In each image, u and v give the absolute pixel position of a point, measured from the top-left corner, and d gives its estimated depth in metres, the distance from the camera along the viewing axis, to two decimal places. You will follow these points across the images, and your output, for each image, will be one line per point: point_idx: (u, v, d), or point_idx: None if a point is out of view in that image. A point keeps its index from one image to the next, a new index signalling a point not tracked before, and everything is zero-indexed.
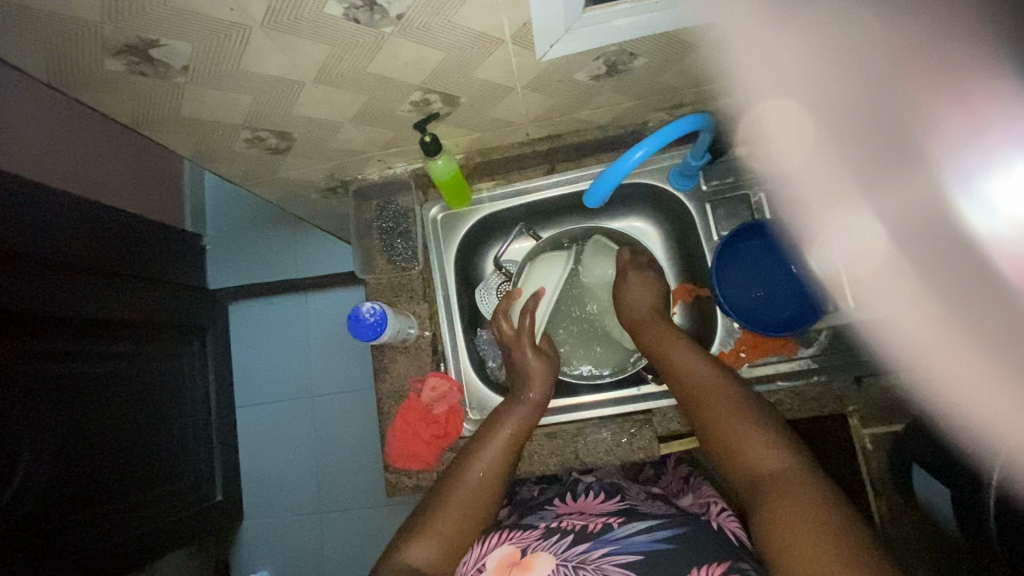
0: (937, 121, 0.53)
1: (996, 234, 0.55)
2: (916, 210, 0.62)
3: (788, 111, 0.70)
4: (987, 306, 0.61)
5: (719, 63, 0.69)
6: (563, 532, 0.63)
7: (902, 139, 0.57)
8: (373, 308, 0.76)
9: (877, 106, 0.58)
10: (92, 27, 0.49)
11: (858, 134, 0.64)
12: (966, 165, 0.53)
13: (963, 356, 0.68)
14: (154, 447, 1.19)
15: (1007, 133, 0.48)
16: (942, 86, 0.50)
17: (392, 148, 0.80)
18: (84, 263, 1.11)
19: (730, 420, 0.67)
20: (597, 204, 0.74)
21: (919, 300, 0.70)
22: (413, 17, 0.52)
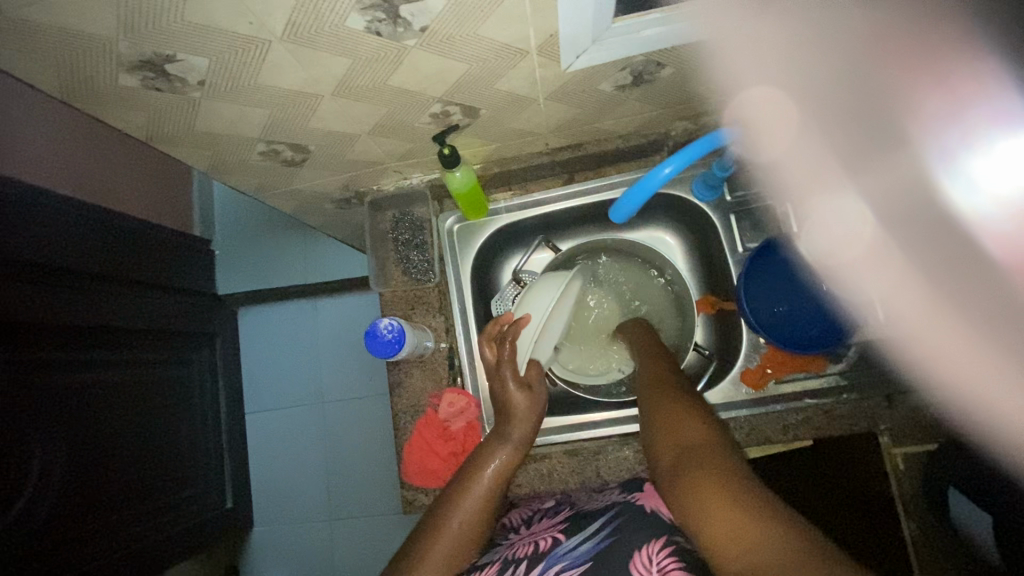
0: (917, 105, 0.58)
1: (982, 215, 0.59)
2: (902, 191, 0.66)
3: (774, 100, 0.65)
4: (969, 286, 0.63)
5: (718, 78, 0.65)
6: (515, 561, 0.59)
7: (886, 124, 0.62)
8: (390, 324, 0.71)
9: (862, 93, 0.61)
10: (105, 43, 0.46)
11: (843, 120, 0.65)
12: (949, 145, 0.58)
13: (945, 333, 0.68)
14: (151, 444, 1.29)
15: (996, 111, 0.53)
16: (920, 70, 0.55)
17: (408, 160, 0.77)
18: (86, 273, 1.19)
19: (671, 418, 0.62)
20: (621, 221, 0.69)
21: (906, 289, 0.70)
22: (437, 29, 0.49)
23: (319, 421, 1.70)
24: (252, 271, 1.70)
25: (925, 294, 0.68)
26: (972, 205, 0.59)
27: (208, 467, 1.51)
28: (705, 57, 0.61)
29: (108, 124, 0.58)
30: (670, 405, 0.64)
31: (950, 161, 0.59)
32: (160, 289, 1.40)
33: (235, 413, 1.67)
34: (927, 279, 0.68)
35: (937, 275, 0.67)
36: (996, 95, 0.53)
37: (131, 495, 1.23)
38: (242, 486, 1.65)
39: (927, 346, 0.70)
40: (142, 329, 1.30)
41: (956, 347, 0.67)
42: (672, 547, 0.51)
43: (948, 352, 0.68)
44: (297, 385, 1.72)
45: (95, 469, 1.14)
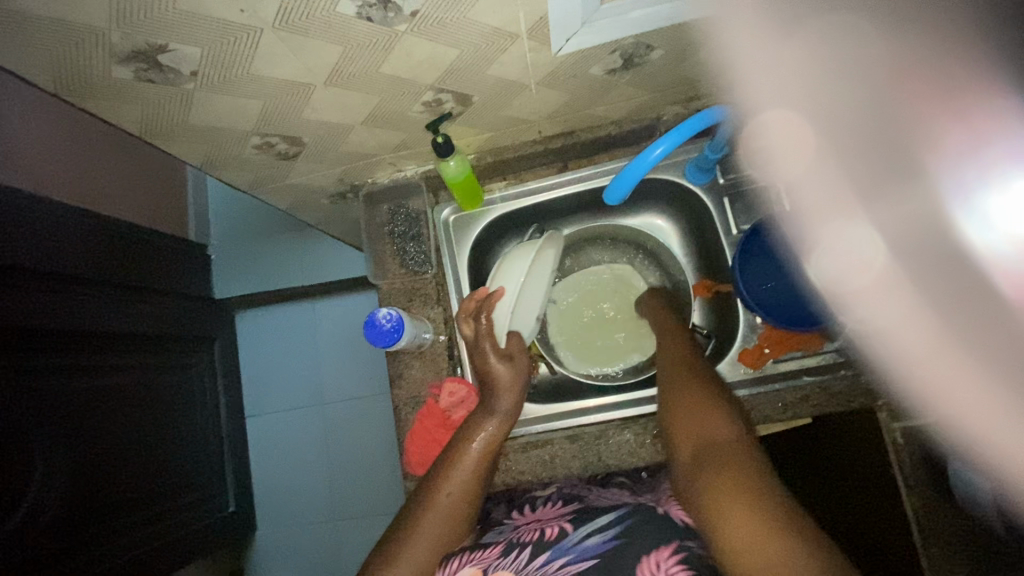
0: (938, 138, 0.59)
1: (994, 252, 0.60)
2: (915, 223, 0.65)
3: (790, 122, 0.68)
4: (980, 323, 0.63)
5: (723, 59, 0.65)
6: (519, 547, 0.58)
7: (907, 156, 0.63)
8: (389, 313, 0.72)
9: (883, 122, 0.62)
10: (99, 34, 0.46)
11: (863, 149, 0.66)
12: (967, 182, 0.59)
13: (957, 369, 0.66)
14: (151, 448, 1.28)
15: (1011, 149, 0.55)
16: (946, 103, 0.57)
17: (403, 151, 0.78)
18: (82, 278, 1.19)
19: (682, 408, 0.63)
20: (616, 200, 0.68)
21: (914, 322, 0.68)
22: (428, 14, 0.50)
23: (320, 422, 1.70)
24: (249, 272, 1.70)
25: (935, 327, 0.67)
26: (983, 240, 0.61)
27: (210, 470, 1.50)
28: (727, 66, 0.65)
29: (101, 119, 0.58)
30: (684, 395, 0.65)
31: (967, 199, 0.60)
32: (158, 293, 1.41)
33: (236, 417, 1.66)
34: (937, 311, 0.66)
35: (946, 307, 0.66)
36: (1009, 132, 0.55)
37: (136, 499, 1.23)
38: (245, 490, 1.65)
39: (931, 377, 0.69)
40: (140, 334, 1.30)
41: (970, 387, 0.66)
42: (683, 554, 0.50)
43: (962, 389, 0.67)
44: (297, 387, 1.72)
45: (98, 473, 1.14)
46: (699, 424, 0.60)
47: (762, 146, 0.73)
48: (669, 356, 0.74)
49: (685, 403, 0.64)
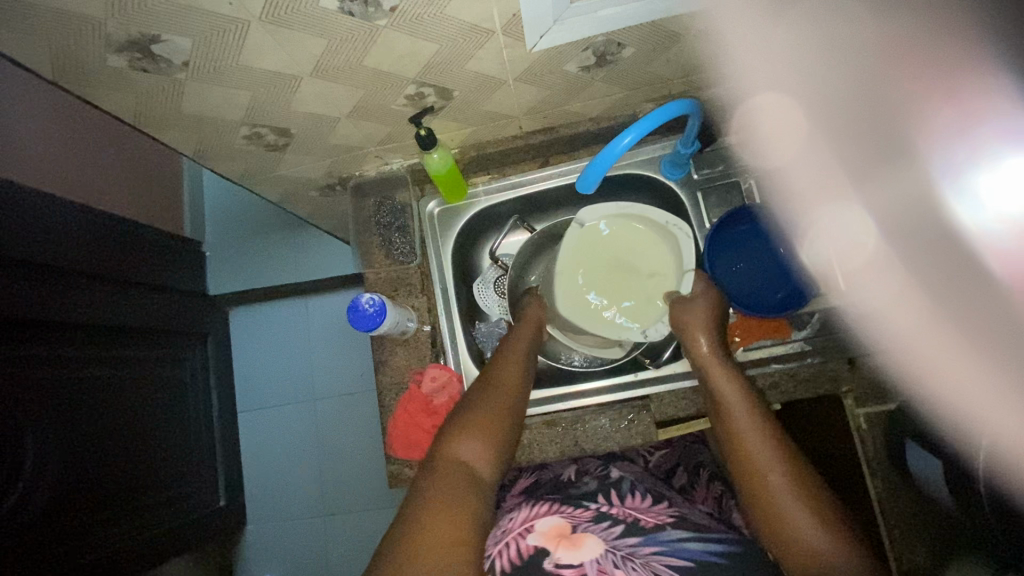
0: (927, 118, 0.46)
1: (986, 234, 0.45)
2: (905, 207, 0.55)
3: (780, 103, 0.72)
4: (974, 316, 0.51)
5: (708, 49, 0.70)
6: (613, 521, 0.63)
7: (893, 132, 0.51)
8: (372, 298, 0.74)
9: (872, 100, 0.52)
10: (94, 23, 0.49)
11: (851, 128, 0.59)
12: (956, 160, 0.45)
13: (965, 369, 0.56)
14: (141, 441, 1.30)
15: (1001, 125, 0.41)
16: (931, 81, 0.45)
17: (388, 144, 0.81)
18: (78, 271, 1.22)
19: (781, 507, 0.61)
20: (588, 190, 0.71)
21: (914, 306, 0.61)
22: (406, 9, 0.53)
23: (310, 419, 1.71)
24: (243, 269, 1.73)
25: (927, 311, 0.59)
26: (974, 222, 0.46)
27: (201, 464, 1.52)
28: (719, 49, 0.69)
29: (96, 107, 0.61)
30: (783, 500, 0.61)
31: (955, 175, 0.46)
32: (153, 288, 1.43)
33: (227, 412, 1.68)
34: (933, 298, 0.57)
35: (945, 297, 0.55)
36: (1000, 106, 0.40)
37: (125, 490, 1.24)
38: (235, 484, 1.66)
39: (942, 366, 0.62)
40: (133, 328, 1.32)
41: (986, 397, 0.55)
42: None
43: (974, 394, 0.56)
44: (289, 382, 1.74)
45: (89, 462, 1.16)
46: (802, 531, 0.59)
47: (765, 126, 0.77)
48: (754, 439, 0.66)
49: (784, 498, 0.61)
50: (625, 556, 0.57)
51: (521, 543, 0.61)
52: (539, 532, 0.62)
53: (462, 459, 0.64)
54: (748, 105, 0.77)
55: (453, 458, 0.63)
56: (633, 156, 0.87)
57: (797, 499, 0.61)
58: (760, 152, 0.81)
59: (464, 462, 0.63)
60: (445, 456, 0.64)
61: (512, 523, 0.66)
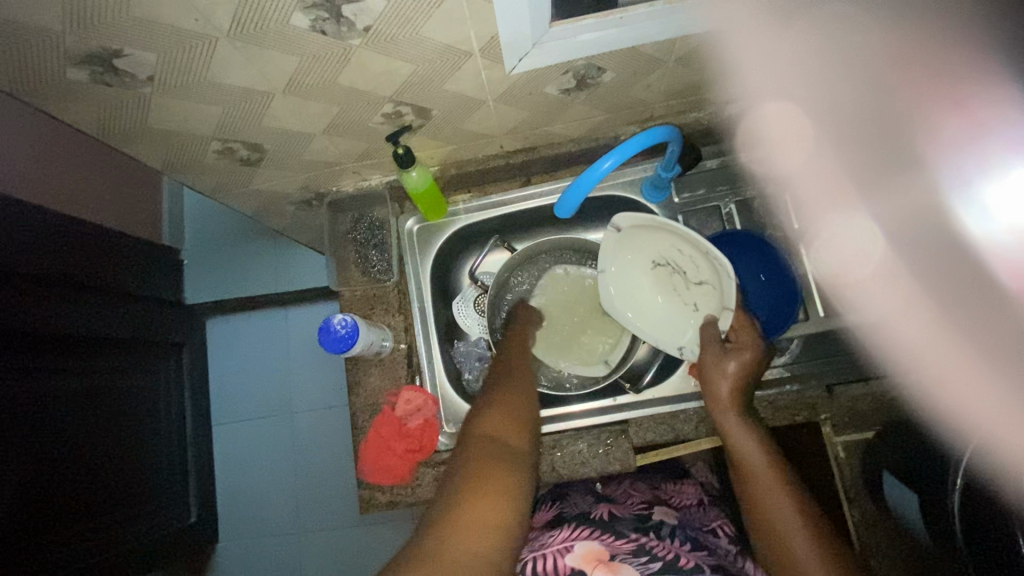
0: (936, 123, 0.51)
1: (995, 243, 0.51)
2: (915, 216, 0.59)
3: (786, 112, 0.73)
4: (981, 314, 0.56)
5: (692, 71, 0.70)
6: (651, 556, 0.63)
7: (899, 144, 0.56)
8: (344, 319, 0.73)
9: (879, 111, 0.56)
10: (52, 36, 0.47)
11: (862, 140, 0.62)
12: (965, 172, 0.50)
13: (964, 372, 0.62)
14: (108, 454, 1.26)
15: (1011, 137, 0.45)
16: (941, 91, 0.49)
17: (366, 160, 0.79)
18: (48, 279, 1.18)
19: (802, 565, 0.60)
20: (567, 215, 0.71)
21: (918, 314, 0.66)
22: (380, 30, 0.52)
23: (287, 434, 1.67)
24: (222, 277, 1.69)
25: (933, 320, 0.64)
26: (982, 232, 0.51)
27: (173, 479, 1.47)
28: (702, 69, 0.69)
29: (59, 119, 0.59)
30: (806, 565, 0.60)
31: (964, 188, 0.51)
32: (129, 298, 1.40)
33: (201, 426, 1.63)
34: (936, 305, 0.63)
35: (950, 306, 0.61)
36: (1007, 116, 0.45)
37: (90, 507, 1.20)
38: (208, 501, 1.61)
39: (937, 367, 0.67)
40: (104, 337, 1.28)
41: (980, 388, 0.59)
42: None
43: (971, 388, 0.61)
44: (266, 395, 1.70)
45: (54, 478, 1.12)
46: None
47: (767, 136, 0.78)
48: (773, 494, 0.65)
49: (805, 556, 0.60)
50: None
51: (557, 562, 0.63)
52: (578, 555, 0.63)
53: (490, 431, 0.64)
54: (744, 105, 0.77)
55: (484, 432, 0.64)
56: (614, 177, 0.86)
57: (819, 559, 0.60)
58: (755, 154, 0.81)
59: (494, 435, 0.63)
60: (477, 431, 0.64)
61: (551, 542, 0.68)
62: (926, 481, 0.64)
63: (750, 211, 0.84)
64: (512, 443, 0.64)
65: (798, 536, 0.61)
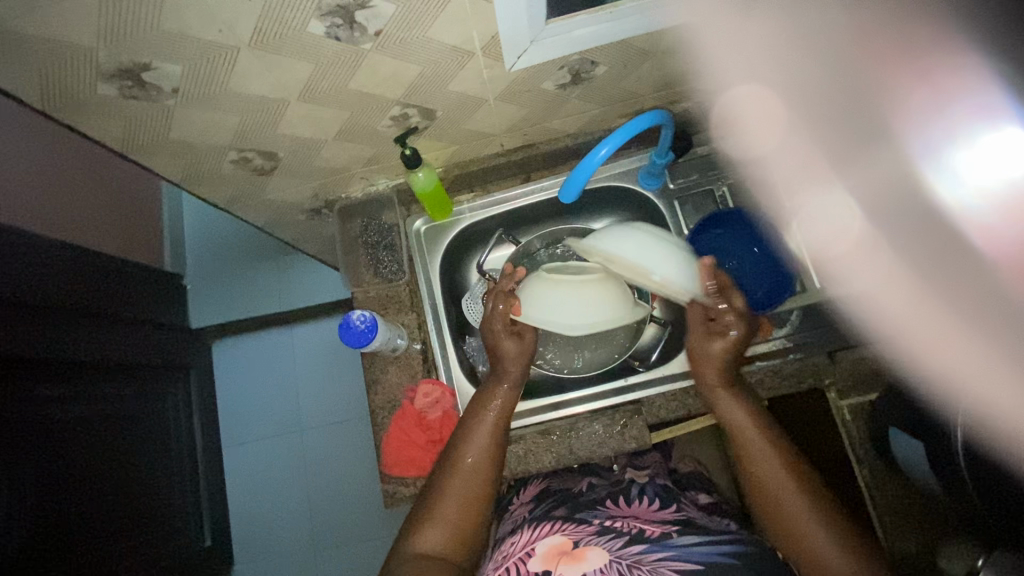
0: (907, 97, 0.57)
1: (968, 209, 0.54)
2: (897, 187, 0.67)
3: (759, 95, 0.78)
4: (966, 283, 0.60)
5: (671, 63, 0.74)
6: (617, 533, 0.63)
7: (875, 116, 0.64)
8: (363, 315, 0.75)
9: (854, 85, 0.66)
10: (87, 53, 0.50)
11: (835, 120, 0.73)
12: (936, 143, 0.55)
13: (948, 332, 0.66)
14: (122, 479, 1.26)
15: (976, 106, 0.49)
16: (905, 65, 0.57)
17: (374, 165, 0.83)
18: (60, 308, 1.21)
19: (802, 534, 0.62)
20: (570, 200, 0.73)
21: (896, 282, 0.74)
22: (389, 33, 0.56)
23: (298, 451, 1.67)
24: (226, 298, 1.71)
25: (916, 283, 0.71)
26: (956, 196, 0.55)
27: (186, 503, 1.47)
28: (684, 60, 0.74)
29: (85, 136, 0.62)
30: (807, 532, 0.61)
31: (935, 156, 0.56)
32: (136, 324, 1.42)
33: (211, 449, 1.63)
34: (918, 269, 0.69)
35: (935, 267, 0.65)
36: (968, 84, 0.49)
37: (107, 533, 1.20)
38: (222, 524, 1.60)
39: (917, 331, 0.72)
40: (112, 362, 1.29)
41: (961, 342, 0.63)
42: None
43: (954, 341, 0.64)
44: (275, 413, 1.70)
45: (72, 501, 1.12)
46: (821, 546, 0.60)
47: (743, 115, 0.82)
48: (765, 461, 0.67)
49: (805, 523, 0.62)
50: (631, 564, 0.56)
51: (521, 567, 0.60)
52: (540, 553, 0.61)
53: (426, 552, 0.64)
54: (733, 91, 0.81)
55: (420, 552, 0.64)
56: (612, 169, 0.90)
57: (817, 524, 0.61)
58: (736, 142, 0.86)
59: (430, 554, 0.64)
60: (411, 549, 0.64)
61: (515, 543, 0.66)
62: (929, 434, 0.67)
63: (742, 192, 0.87)
64: (451, 562, 0.64)
65: (792, 501, 0.64)
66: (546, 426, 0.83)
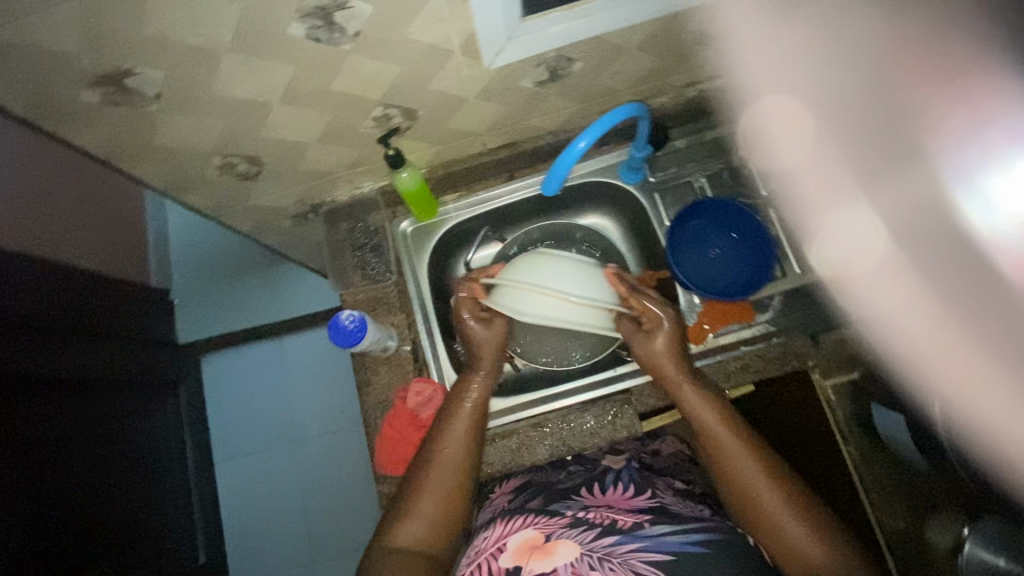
0: (944, 121, 0.59)
1: (999, 234, 0.55)
2: (917, 210, 0.66)
3: (786, 105, 0.83)
4: (981, 309, 0.58)
5: (645, 58, 0.76)
6: (589, 525, 0.62)
7: (907, 138, 0.64)
8: (352, 315, 0.76)
9: (889, 105, 0.66)
10: (70, 59, 0.51)
11: (861, 140, 0.73)
12: (967, 163, 0.56)
13: (959, 360, 0.62)
14: (114, 498, 1.24)
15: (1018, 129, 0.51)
16: (945, 88, 0.58)
17: (358, 167, 0.84)
18: (46, 326, 1.19)
19: (776, 517, 0.63)
20: (552, 193, 0.75)
21: (914, 309, 0.69)
22: (369, 34, 0.57)
23: (292, 463, 1.66)
24: (215, 311, 1.70)
25: (927, 314, 0.67)
26: (987, 222, 0.56)
27: (179, 520, 1.45)
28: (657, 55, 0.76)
29: (69, 145, 0.62)
30: (780, 515, 0.63)
31: (966, 178, 0.57)
32: (124, 341, 1.41)
33: (203, 465, 1.61)
34: (931, 296, 0.66)
35: (948, 294, 0.64)
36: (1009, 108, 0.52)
37: (101, 553, 1.18)
38: (216, 540, 1.58)
39: (920, 363, 0.68)
40: (100, 380, 1.28)
41: (970, 368, 0.61)
42: None
43: (962, 370, 0.62)
44: (267, 425, 1.69)
45: (64, 522, 1.10)
46: (792, 532, 0.62)
47: (771, 125, 0.84)
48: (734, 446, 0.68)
49: (777, 506, 0.63)
50: (602, 557, 0.56)
51: (492, 564, 0.60)
52: (511, 549, 0.61)
53: (404, 547, 0.64)
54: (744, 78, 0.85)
55: (396, 547, 0.64)
56: (593, 165, 0.92)
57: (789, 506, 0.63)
58: (759, 152, 0.86)
59: (408, 548, 0.64)
60: (388, 545, 0.65)
61: (488, 538, 0.66)
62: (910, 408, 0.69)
63: (720, 183, 0.90)
64: (431, 556, 0.65)
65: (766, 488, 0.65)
66: (536, 420, 0.84)
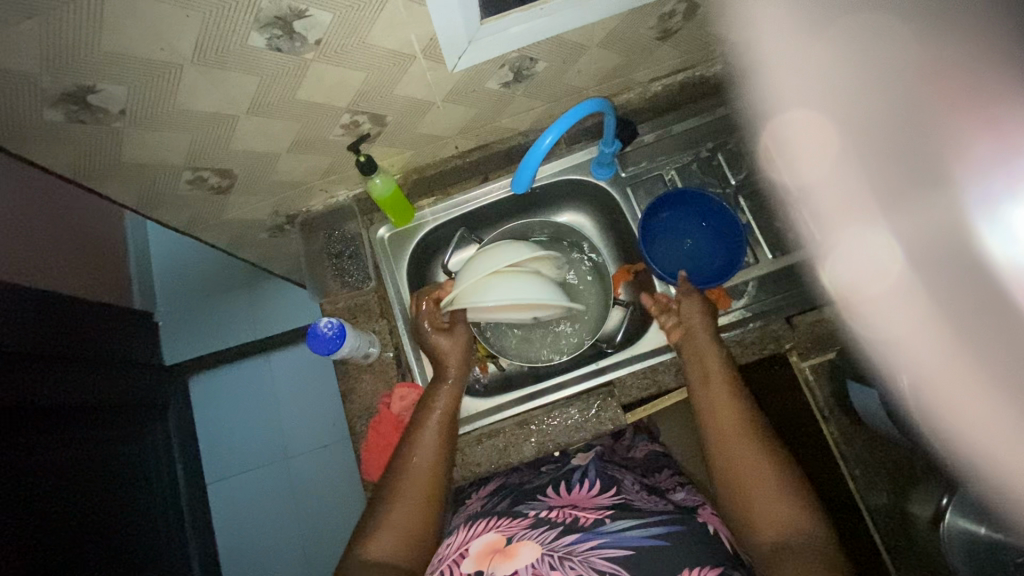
0: (968, 146, 0.52)
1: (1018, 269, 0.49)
2: (934, 239, 0.58)
3: (808, 120, 0.79)
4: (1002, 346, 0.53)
5: (607, 55, 0.78)
6: (551, 524, 0.63)
7: (929, 162, 0.56)
8: (330, 322, 0.76)
9: (910, 124, 0.58)
10: (31, 79, 0.51)
11: (880, 160, 0.65)
12: (991, 192, 0.49)
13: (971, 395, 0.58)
14: (107, 525, 1.22)
15: None
16: (965, 110, 0.52)
17: (331, 176, 0.85)
18: (34, 353, 1.18)
19: (750, 494, 0.64)
20: (523, 191, 0.76)
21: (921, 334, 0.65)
22: (331, 41, 0.58)
23: (284, 480, 1.64)
24: (200, 331, 1.69)
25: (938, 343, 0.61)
26: (1007, 255, 0.49)
27: (173, 544, 1.43)
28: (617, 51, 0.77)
29: (36, 165, 0.62)
30: (756, 493, 0.63)
31: (987, 207, 0.50)
32: (108, 365, 1.39)
33: (195, 487, 1.59)
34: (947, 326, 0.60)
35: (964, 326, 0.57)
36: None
37: None
38: (211, 562, 1.56)
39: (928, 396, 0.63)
40: (87, 405, 1.26)
41: (987, 405, 0.56)
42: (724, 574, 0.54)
43: (978, 405, 0.57)
44: (257, 443, 1.67)
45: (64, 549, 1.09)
46: (765, 505, 0.62)
47: (793, 138, 0.82)
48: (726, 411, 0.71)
49: (752, 485, 0.64)
50: (562, 556, 0.57)
51: (454, 570, 0.60)
52: (473, 555, 0.61)
53: (376, 559, 0.63)
54: (770, 79, 0.83)
55: (369, 560, 0.63)
56: (565, 163, 0.93)
57: (761, 484, 0.64)
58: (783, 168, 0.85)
59: (380, 560, 0.63)
60: (360, 558, 0.64)
61: (450, 545, 0.66)
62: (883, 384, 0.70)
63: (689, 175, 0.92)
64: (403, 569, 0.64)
65: (746, 459, 0.66)
66: (515, 418, 0.84)
